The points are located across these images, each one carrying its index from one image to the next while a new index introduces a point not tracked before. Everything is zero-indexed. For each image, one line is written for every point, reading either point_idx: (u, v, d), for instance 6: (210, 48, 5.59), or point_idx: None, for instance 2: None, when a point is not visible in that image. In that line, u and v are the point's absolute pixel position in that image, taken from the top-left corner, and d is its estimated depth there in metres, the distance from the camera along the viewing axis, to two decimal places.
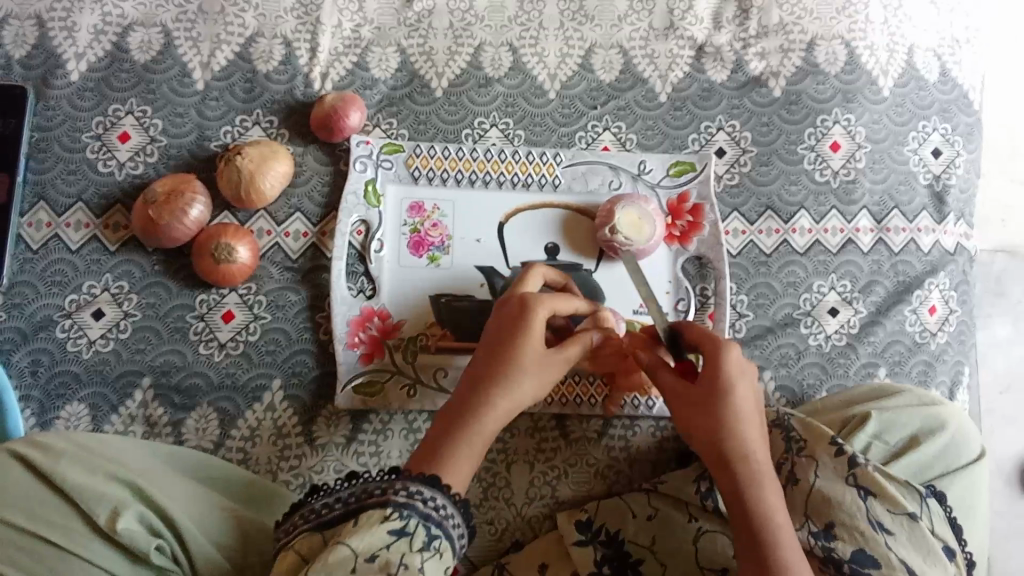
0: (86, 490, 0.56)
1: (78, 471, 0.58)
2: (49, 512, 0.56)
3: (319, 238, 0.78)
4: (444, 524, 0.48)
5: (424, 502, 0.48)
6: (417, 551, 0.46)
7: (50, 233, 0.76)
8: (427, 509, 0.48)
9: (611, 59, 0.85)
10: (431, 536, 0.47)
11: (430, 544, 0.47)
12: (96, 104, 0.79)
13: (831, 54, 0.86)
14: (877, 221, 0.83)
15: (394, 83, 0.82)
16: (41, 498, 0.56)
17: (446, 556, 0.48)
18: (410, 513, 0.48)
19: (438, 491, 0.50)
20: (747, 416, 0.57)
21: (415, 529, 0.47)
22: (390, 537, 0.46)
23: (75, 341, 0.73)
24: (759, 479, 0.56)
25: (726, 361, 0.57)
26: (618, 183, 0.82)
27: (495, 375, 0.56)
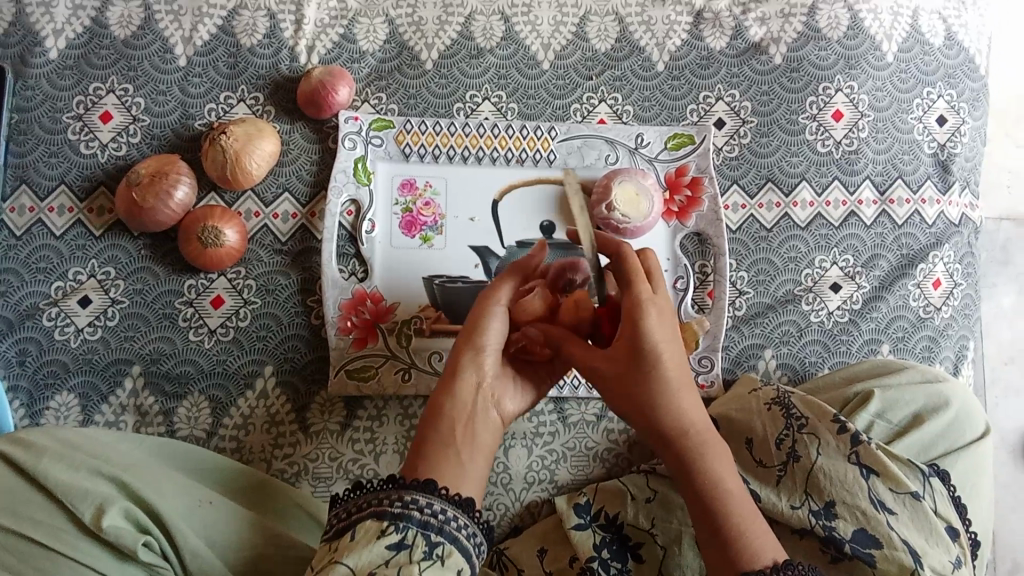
0: (71, 487, 0.55)
1: (61, 468, 0.57)
2: (33, 511, 0.55)
3: (309, 218, 0.76)
4: (445, 529, 0.46)
5: (421, 510, 0.46)
6: (416, 563, 0.44)
7: (32, 218, 0.73)
8: (425, 517, 0.46)
9: (607, 27, 0.82)
10: (432, 545, 0.45)
11: (431, 553, 0.45)
12: (74, 82, 0.76)
13: (834, 18, 0.83)
14: (880, 193, 0.81)
15: (383, 56, 0.79)
16: (25, 498, 0.55)
17: (453, 561, 0.45)
18: (407, 525, 0.45)
19: (437, 497, 0.47)
20: (677, 378, 0.52)
21: (415, 542, 0.45)
22: (388, 552, 0.44)
23: (62, 329, 0.72)
24: (700, 452, 0.53)
25: (646, 322, 0.51)
26: (615, 158, 0.79)
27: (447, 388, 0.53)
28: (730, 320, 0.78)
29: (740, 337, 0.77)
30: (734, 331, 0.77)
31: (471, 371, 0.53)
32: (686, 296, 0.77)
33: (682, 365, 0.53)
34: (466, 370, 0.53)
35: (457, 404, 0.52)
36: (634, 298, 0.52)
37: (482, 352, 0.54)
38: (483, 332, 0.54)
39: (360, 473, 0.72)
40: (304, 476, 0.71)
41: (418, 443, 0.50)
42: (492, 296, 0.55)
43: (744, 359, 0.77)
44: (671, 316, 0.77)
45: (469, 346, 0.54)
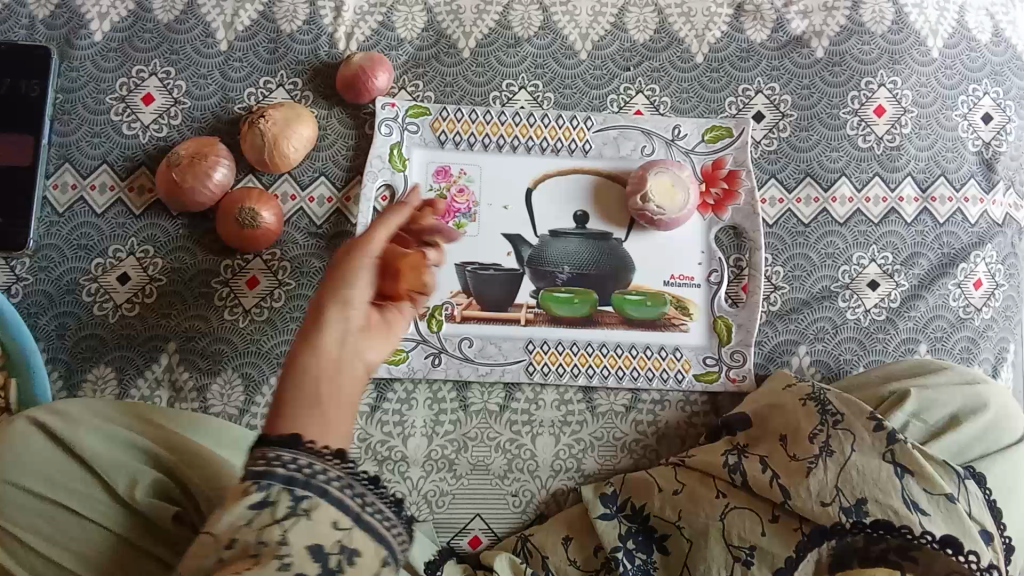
0: (107, 459, 0.57)
1: (97, 439, 0.58)
2: (68, 480, 0.56)
3: (344, 203, 0.77)
4: (313, 481, 0.38)
5: (287, 464, 0.39)
6: (278, 522, 0.37)
7: (76, 195, 0.75)
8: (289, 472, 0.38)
9: (646, 18, 0.81)
10: (297, 498, 0.38)
11: (297, 508, 0.38)
12: (119, 64, 0.77)
13: (877, 13, 0.82)
14: (922, 191, 0.79)
15: (420, 44, 0.79)
16: (60, 466, 0.57)
17: (321, 514, 0.38)
18: (270, 485, 0.38)
19: (302, 451, 0.39)
20: None
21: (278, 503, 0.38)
22: (251, 512, 0.37)
23: (102, 305, 0.73)
24: None
25: None
26: (651, 149, 0.79)
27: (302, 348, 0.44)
28: (764, 316, 0.77)
29: (774, 333, 0.77)
30: (768, 327, 0.77)
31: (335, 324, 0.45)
32: (720, 291, 0.77)
33: None
34: (332, 321, 0.45)
35: (321, 355, 0.43)
36: None
37: (350, 305, 0.46)
38: (346, 284, 0.46)
39: (388, 455, 0.73)
40: None
41: (274, 395, 0.42)
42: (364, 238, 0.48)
43: (778, 356, 0.76)
44: (704, 309, 0.77)
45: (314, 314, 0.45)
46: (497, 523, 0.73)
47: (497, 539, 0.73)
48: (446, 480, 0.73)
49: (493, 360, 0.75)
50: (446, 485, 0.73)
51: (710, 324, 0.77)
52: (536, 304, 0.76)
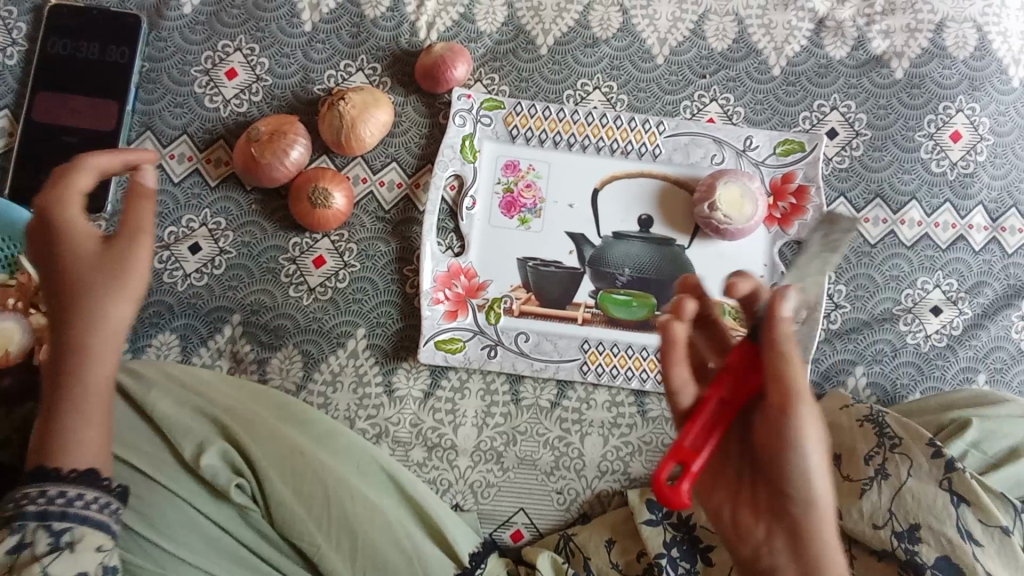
0: (176, 424, 0.62)
1: (167, 403, 0.64)
2: (138, 441, 0.61)
3: (413, 190, 0.78)
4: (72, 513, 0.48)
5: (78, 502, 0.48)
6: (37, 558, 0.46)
7: (154, 163, 0.77)
8: (43, 508, 0.47)
9: (725, 27, 0.81)
10: (57, 533, 0.47)
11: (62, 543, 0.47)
12: (205, 38, 0.79)
13: (961, 38, 0.81)
14: (992, 220, 0.79)
15: (499, 38, 0.80)
16: (135, 427, 0.62)
17: (85, 542, 0.47)
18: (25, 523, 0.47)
19: (91, 487, 0.49)
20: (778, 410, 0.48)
21: (34, 538, 0.46)
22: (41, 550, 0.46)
23: (171, 272, 0.75)
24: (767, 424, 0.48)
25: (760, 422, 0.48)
26: (721, 158, 0.79)
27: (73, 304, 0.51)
28: (822, 333, 0.77)
29: (832, 351, 0.76)
30: (825, 344, 0.77)
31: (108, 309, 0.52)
32: None
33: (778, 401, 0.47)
34: (105, 308, 0.52)
35: (92, 372, 0.52)
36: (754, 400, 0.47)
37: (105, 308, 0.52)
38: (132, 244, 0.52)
39: (438, 442, 0.74)
40: (384, 438, 0.74)
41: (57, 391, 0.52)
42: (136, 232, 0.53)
43: (834, 375, 0.76)
44: None
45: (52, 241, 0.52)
46: (538, 518, 0.74)
47: (538, 536, 0.74)
48: (493, 471, 0.74)
49: (547, 356, 0.76)
50: (492, 477, 0.74)
51: None
52: (595, 304, 0.77)
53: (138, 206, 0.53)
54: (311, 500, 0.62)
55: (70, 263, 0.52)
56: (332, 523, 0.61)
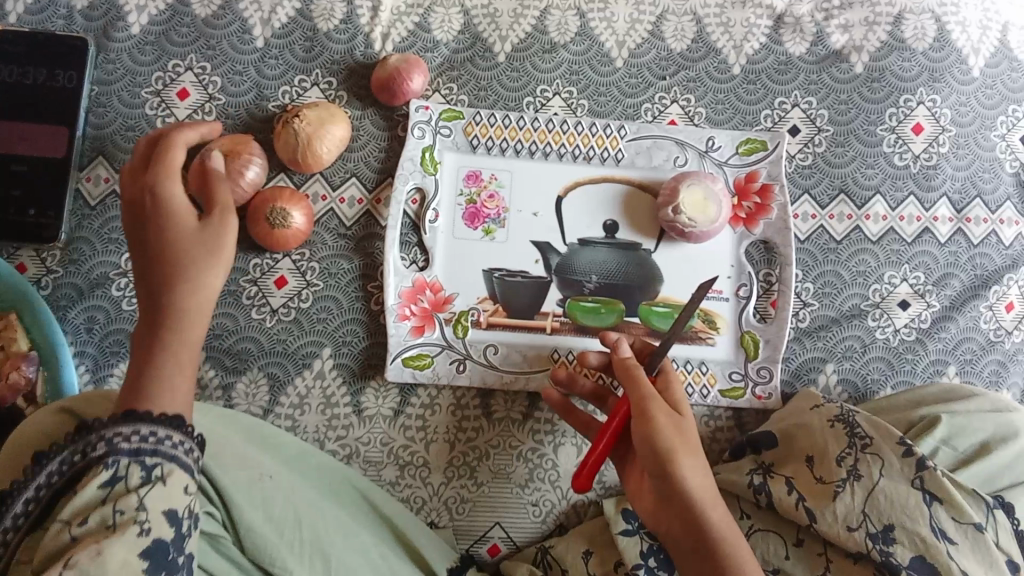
0: None
1: None
2: None
3: (374, 205, 0.76)
4: (162, 450, 0.47)
5: (134, 439, 0.46)
6: (133, 492, 0.45)
7: (108, 189, 0.75)
8: (136, 445, 0.46)
9: (684, 26, 0.80)
10: (149, 468, 0.46)
11: (151, 477, 0.46)
12: (155, 58, 0.77)
13: (919, 29, 0.81)
14: (957, 211, 0.79)
15: (456, 47, 0.79)
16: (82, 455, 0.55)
17: (176, 479, 0.46)
18: (117, 458, 0.45)
19: (149, 420, 0.47)
20: (687, 447, 0.54)
21: (129, 472, 0.45)
22: (102, 489, 0.45)
23: (130, 300, 0.74)
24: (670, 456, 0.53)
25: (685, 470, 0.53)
26: (684, 159, 0.78)
27: (168, 267, 0.54)
28: (792, 333, 0.77)
29: (802, 350, 0.76)
30: (795, 343, 0.76)
31: (203, 271, 0.54)
32: (748, 305, 0.76)
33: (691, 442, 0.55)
34: (198, 270, 0.54)
35: (190, 327, 0.53)
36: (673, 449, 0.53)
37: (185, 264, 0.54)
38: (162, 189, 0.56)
39: (410, 460, 0.73)
40: (355, 458, 0.73)
41: (154, 340, 0.52)
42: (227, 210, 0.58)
43: (805, 373, 0.76)
44: (731, 324, 0.76)
45: (158, 219, 0.55)
46: (515, 532, 0.73)
47: (516, 549, 0.73)
48: (467, 487, 0.73)
49: (517, 367, 0.75)
50: (467, 492, 0.73)
51: (737, 339, 0.76)
52: (563, 313, 0.76)
53: (220, 188, 0.60)
54: (283, 525, 0.59)
55: (176, 234, 0.55)
56: (304, 546, 0.59)
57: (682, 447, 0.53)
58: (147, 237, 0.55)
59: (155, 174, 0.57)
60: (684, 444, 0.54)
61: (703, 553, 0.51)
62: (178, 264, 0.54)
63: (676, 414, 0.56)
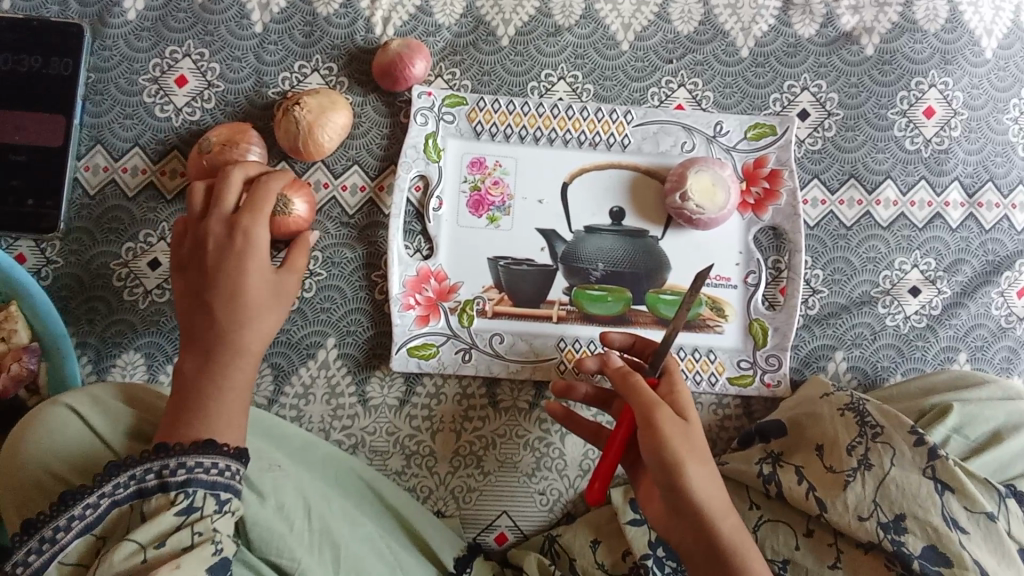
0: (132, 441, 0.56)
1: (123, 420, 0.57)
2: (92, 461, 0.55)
3: (377, 192, 0.75)
4: (233, 484, 0.49)
5: (208, 472, 0.48)
6: (209, 518, 0.47)
7: (107, 178, 0.74)
8: (213, 478, 0.48)
9: (691, 9, 0.79)
10: (222, 501, 0.48)
11: (222, 507, 0.48)
12: (152, 45, 0.76)
13: (931, 10, 0.79)
14: (969, 195, 0.77)
15: (459, 30, 0.78)
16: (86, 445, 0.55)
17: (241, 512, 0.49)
18: (195, 489, 0.47)
19: (219, 455, 0.49)
20: (694, 453, 0.53)
21: (204, 503, 0.47)
22: (177, 518, 0.46)
23: (131, 290, 0.73)
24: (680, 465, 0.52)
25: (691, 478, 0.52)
26: (691, 145, 0.77)
27: (242, 308, 0.54)
28: (801, 320, 0.76)
29: (811, 338, 0.75)
30: (804, 331, 0.75)
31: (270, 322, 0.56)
32: (756, 292, 0.76)
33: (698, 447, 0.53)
34: (258, 319, 0.55)
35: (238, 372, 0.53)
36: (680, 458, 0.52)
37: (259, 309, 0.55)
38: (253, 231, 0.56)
39: (416, 450, 0.72)
40: (361, 449, 0.72)
41: (204, 381, 0.52)
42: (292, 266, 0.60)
43: (814, 361, 0.75)
44: (739, 311, 0.76)
45: (241, 260, 0.55)
46: (522, 521, 0.73)
47: (522, 539, 0.73)
48: (473, 476, 0.73)
49: (523, 357, 0.74)
50: (474, 482, 0.73)
51: (745, 327, 0.75)
52: (569, 301, 0.75)
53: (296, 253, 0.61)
54: (292, 516, 0.58)
55: (254, 283, 0.55)
56: (314, 537, 0.58)
57: (689, 454, 0.52)
58: (219, 274, 0.55)
59: (246, 213, 0.57)
60: (691, 453, 0.52)
61: (714, 557, 0.51)
62: (254, 311, 0.55)
63: (682, 419, 0.54)
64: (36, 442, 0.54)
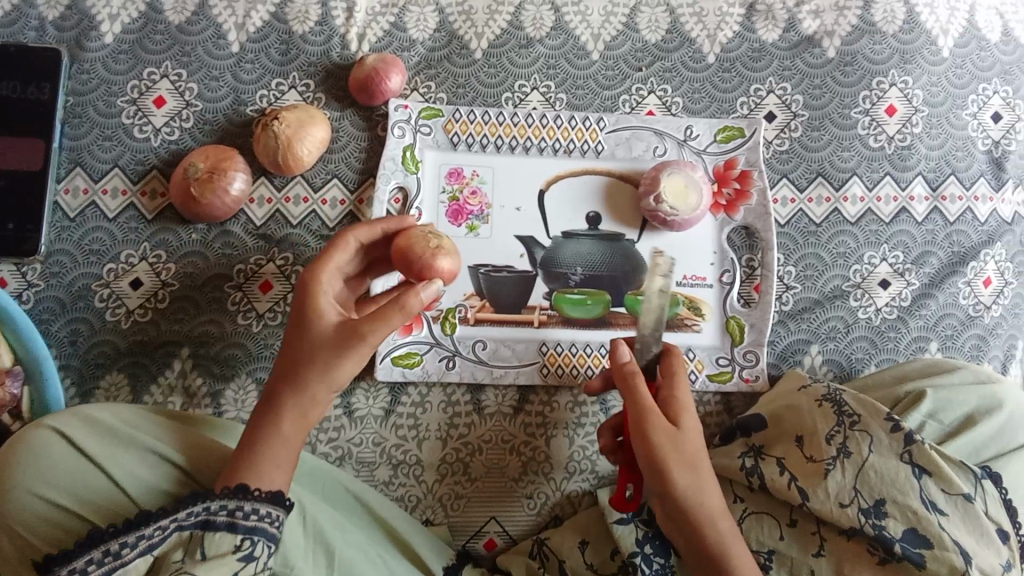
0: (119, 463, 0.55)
1: (107, 441, 0.56)
2: (79, 482, 0.53)
3: (357, 206, 0.76)
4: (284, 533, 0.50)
5: (273, 523, 0.49)
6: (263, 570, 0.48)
7: (87, 200, 0.74)
8: (270, 525, 0.49)
9: (657, 17, 0.81)
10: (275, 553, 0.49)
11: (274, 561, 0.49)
12: (129, 67, 0.77)
13: (889, 12, 0.82)
14: (932, 189, 0.80)
15: (432, 45, 0.79)
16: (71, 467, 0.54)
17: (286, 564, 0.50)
18: (259, 537, 0.48)
19: (247, 498, 0.49)
20: (684, 460, 0.56)
21: (262, 554, 0.48)
22: (239, 564, 0.47)
23: (114, 310, 0.73)
24: (668, 472, 0.55)
25: (678, 483, 0.55)
26: (663, 149, 0.79)
27: (295, 359, 0.54)
28: (776, 316, 0.77)
29: (787, 333, 0.77)
30: (780, 326, 0.77)
31: (327, 372, 0.54)
32: (732, 291, 0.77)
33: (692, 450, 0.56)
34: (318, 370, 0.53)
35: (287, 428, 0.53)
36: (666, 465, 0.55)
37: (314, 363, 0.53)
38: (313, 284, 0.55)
39: (403, 459, 0.73)
40: (348, 459, 0.73)
41: (254, 431, 0.53)
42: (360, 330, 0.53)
43: (790, 355, 0.77)
44: (716, 309, 0.77)
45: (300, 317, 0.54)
46: (511, 526, 0.73)
47: (512, 543, 0.73)
48: (461, 483, 0.74)
49: (506, 363, 0.75)
50: (461, 489, 0.73)
51: (722, 325, 0.77)
52: (549, 305, 0.76)
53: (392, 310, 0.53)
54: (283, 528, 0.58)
55: (313, 338, 0.54)
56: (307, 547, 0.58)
57: (677, 459, 0.55)
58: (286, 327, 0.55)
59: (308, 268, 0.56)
60: (676, 461, 0.55)
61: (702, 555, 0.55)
62: (309, 363, 0.53)
63: (675, 428, 0.57)
64: (24, 472, 0.53)
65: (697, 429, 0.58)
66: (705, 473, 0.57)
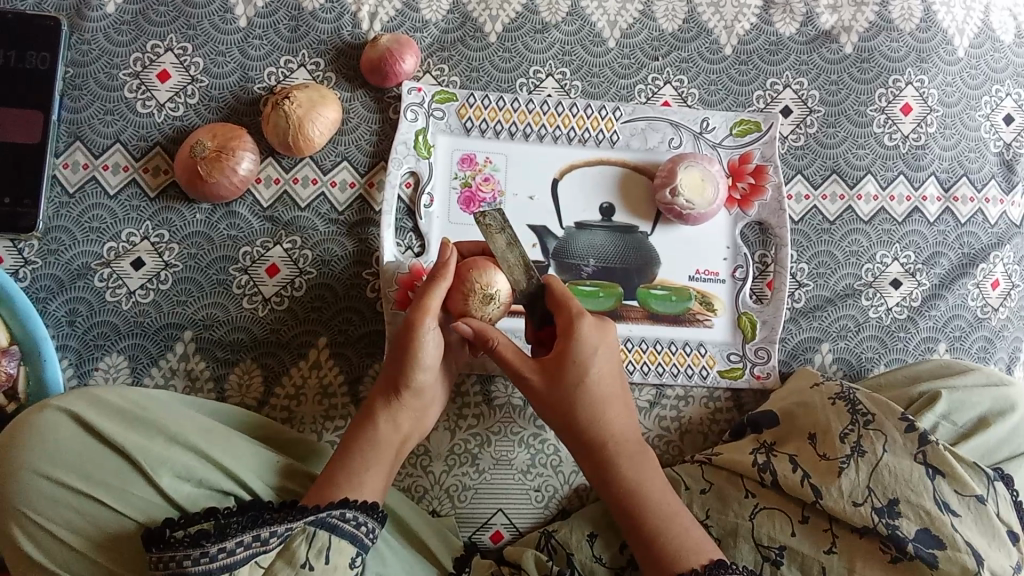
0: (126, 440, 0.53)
1: (116, 419, 0.54)
2: (86, 461, 0.52)
3: (366, 189, 0.75)
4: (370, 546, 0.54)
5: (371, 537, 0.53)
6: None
7: (87, 175, 0.72)
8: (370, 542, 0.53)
9: (675, 7, 0.80)
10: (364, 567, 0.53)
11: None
12: (133, 39, 0.74)
13: (907, 10, 0.82)
14: (945, 190, 0.80)
15: (446, 26, 0.77)
16: (80, 447, 0.52)
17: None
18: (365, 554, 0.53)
19: (351, 505, 0.52)
20: (557, 400, 0.59)
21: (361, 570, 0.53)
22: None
23: (114, 291, 0.70)
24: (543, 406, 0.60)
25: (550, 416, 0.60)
26: (679, 141, 0.78)
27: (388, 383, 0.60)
28: (788, 313, 0.77)
29: (798, 330, 0.77)
30: (791, 324, 0.77)
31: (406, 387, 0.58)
32: (744, 286, 0.77)
33: (567, 392, 0.58)
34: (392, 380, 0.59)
35: (381, 430, 0.57)
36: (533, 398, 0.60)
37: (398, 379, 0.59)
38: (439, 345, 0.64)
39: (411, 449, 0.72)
40: None
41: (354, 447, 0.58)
42: (421, 312, 0.57)
43: (801, 353, 0.76)
44: (728, 305, 0.77)
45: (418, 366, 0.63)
46: (518, 518, 0.72)
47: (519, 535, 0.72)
48: (468, 474, 0.72)
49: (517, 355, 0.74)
50: (469, 480, 0.72)
51: (734, 320, 0.76)
52: None
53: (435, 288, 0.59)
54: None
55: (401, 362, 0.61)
56: None
57: (543, 395, 0.59)
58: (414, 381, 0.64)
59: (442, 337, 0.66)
60: (550, 408, 0.59)
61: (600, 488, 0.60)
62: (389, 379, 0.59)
63: (556, 369, 0.59)
64: (30, 453, 0.52)
65: (589, 370, 0.58)
66: (592, 413, 0.59)
